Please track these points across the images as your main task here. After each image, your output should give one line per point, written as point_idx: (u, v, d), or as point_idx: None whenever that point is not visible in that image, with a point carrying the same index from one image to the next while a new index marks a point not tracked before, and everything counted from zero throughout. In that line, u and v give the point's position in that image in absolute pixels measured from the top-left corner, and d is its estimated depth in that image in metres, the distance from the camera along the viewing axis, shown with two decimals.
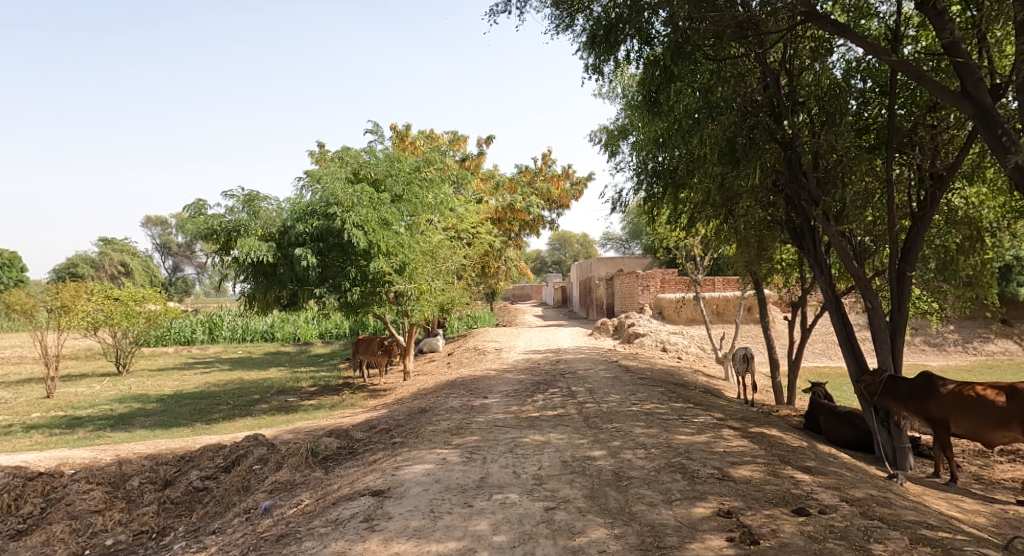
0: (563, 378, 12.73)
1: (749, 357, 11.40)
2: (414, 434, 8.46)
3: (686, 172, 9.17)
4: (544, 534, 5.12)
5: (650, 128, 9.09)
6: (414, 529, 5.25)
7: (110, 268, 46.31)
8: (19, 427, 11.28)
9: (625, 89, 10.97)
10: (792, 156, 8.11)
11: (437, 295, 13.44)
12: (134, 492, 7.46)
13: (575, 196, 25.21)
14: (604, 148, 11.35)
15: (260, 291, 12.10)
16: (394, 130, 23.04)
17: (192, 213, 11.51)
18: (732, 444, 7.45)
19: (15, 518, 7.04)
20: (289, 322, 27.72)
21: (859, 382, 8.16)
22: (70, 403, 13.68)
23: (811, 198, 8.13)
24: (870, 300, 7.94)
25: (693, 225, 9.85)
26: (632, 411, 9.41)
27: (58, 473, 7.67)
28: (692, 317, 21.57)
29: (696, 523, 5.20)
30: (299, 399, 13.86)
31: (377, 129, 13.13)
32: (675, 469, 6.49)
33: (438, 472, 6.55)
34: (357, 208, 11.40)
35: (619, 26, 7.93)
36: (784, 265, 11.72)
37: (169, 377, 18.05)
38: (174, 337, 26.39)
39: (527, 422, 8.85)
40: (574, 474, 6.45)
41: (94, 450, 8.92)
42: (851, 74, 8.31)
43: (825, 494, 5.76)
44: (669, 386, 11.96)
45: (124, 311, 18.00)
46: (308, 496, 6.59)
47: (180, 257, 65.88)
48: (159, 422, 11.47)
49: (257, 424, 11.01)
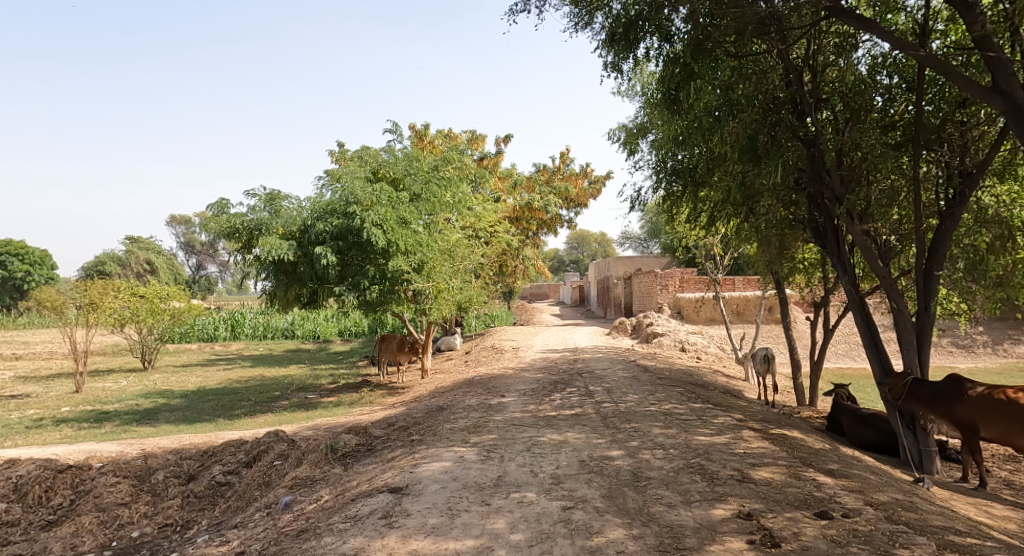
0: (581, 377, 12.69)
1: (770, 357, 11.26)
2: (432, 432, 8.49)
3: (707, 170, 9.05)
4: (562, 533, 5.11)
5: (669, 126, 9.03)
6: (431, 527, 5.27)
7: (137, 266, 47.07)
8: (49, 420, 11.53)
9: (644, 87, 10.93)
10: (816, 153, 7.98)
11: (454, 293, 13.44)
12: (159, 485, 7.58)
13: (593, 195, 25.16)
14: (623, 147, 11.30)
15: (281, 289, 12.21)
16: (412, 129, 23.15)
17: (215, 212, 11.66)
18: (752, 445, 7.37)
19: (45, 509, 7.21)
20: (309, 321, 27.96)
21: (883, 384, 8.02)
22: (98, 398, 13.95)
23: (835, 196, 7.97)
24: (895, 300, 7.82)
25: (712, 223, 9.77)
26: (651, 411, 9.36)
27: (86, 466, 7.82)
28: (712, 318, 21.39)
29: (715, 525, 5.16)
30: (319, 396, 13.98)
31: (396, 128, 13.19)
32: (694, 470, 6.44)
33: (456, 470, 6.57)
34: (376, 206, 11.49)
35: (639, 24, 7.91)
36: (807, 264, 11.51)
37: (192, 373, 18.33)
38: (198, 334, 26.73)
39: (544, 422, 8.83)
40: (591, 474, 6.42)
41: (121, 444, 9.07)
42: (877, 69, 8.19)
43: (848, 497, 5.67)
44: (688, 386, 11.89)
45: (150, 308, 18.23)
46: (328, 492, 6.64)
47: (204, 255, 66.77)
48: (183, 418, 11.65)
49: (278, 421, 11.16)
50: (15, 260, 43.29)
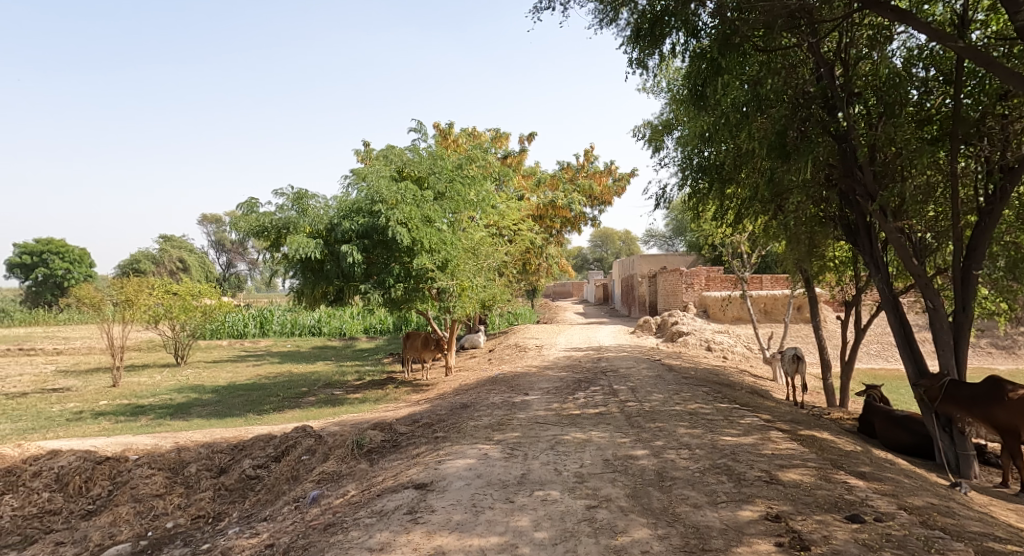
0: (605, 375, 12.63)
1: (799, 357, 11.06)
2: (456, 429, 8.53)
3: (733, 167, 8.90)
4: (586, 532, 5.09)
5: (695, 122, 8.90)
6: (456, 523, 5.29)
7: (170, 264, 48.11)
8: (88, 413, 11.85)
9: (670, 83, 10.81)
10: (848, 149, 7.83)
11: (478, 291, 13.50)
12: (192, 478, 7.75)
13: (618, 192, 25.04)
14: (648, 144, 11.18)
15: (308, 286, 12.35)
16: (437, 128, 23.27)
17: (244, 211, 11.86)
18: (781, 446, 7.27)
19: (85, 499, 7.41)
20: (335, 318, 28.30)
21: (918, 386, 7.84)
22: (134, 392, 14.31)
23: (868, 192, 7.79)
24: (931, 299, 7.65)
25: (740, 221, 9.64)
26: (676, 410, 9.28)
27: (123, 458, 8.03)
28: (739, 317, 21.10)
29: (742, 526, 5.10)
30: (345, 393, 14.13)
31: (421, 128, 13.29)
32: (721, 471, 6.36)
33: (480, 467, 6.59)
34: (401, 205, 11.57)
35: (665, 19, 7.86)
36: (838, 263, 11.30)
37: (223, 368, 18.70)
38: (228, 330, 27.27)
39: (568, 420, 8.81)
40: (615, 473, 6.39)
41: (156, 437, 9.29)
42: (913, 62, 7.98)
43: (881, 501, 5.55)
44: (714, 386, 11.75)
45: (183, 305, 18.59)
46: (354, 487, 6.71)
47: (234, 254, 67.95)
48: (214, 412, 11.89)
49: (305, 416, 11.33)
50: (56, 258, 44.70)
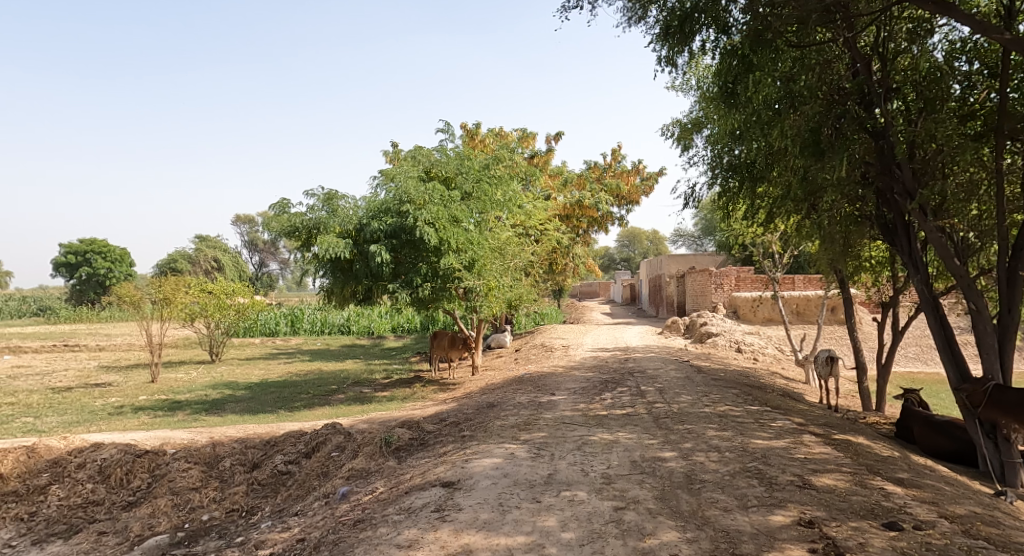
0: (632, 376, 12.52)
1: (834, 360, 10.81)
2: (483, 428, 8.55)
3: (765, 165, 8.75)
4: (613, 533, 5.05)
5: (725, 120, 8.74)
6: (483, 522, 5.30)
7: (205, 263, 49.16)
8: (128, 408, 12.18)
9: (700, 81, 10.67)
10: (886, 146, 7.67)
11: (504, 291, 13.54)
12: (226, 472, 7.90)
13: (646, 192, 24.85)
14: (676, 142, 11.05)
15: (337, 285, 12.48)
16: (464, 128, 23.37)
17: (276, 211, 12.05)
18: (814, 450, 7.12)
19: (126, 490, 7.59)
20: (364, 317, 28.61)
21: (959, 391, 7.59)
22: (171, 388, 14.66)
23: (906, 190, 7.61)
24: (973, 300, 7.43)
25: (771, 220, 9.47)
26: (705, 412, 9.16)
27: (161, 451, 8.23)
28: (770, 318, 20.72)
29: (775, 531, 5.01)
30: (373, 390, 14.28)
31: (448, 128, 13.36)
32: (752, 475, 6.26)
33: (506, 466, 6.59)
34: (429, 205, 11.63)
35: (695, 16, 7.74)
36: (874, 263, 11.02)
37: (255, 365, 19.06)
38: (260, 329, 27.78)
39: (595, 421, 8.75)
40: (643, 475, 6.33)
41: (192, 431, 9.50)
42: (955, 55, 7.76)
43: (921, 509, 5.40)
44: (744, 388, 11.57)
45: (217, 304, 18.96)
46: (383, 484, 6.77)
47: (265, 253, 69.15)
48: (247, 408, 12.10)
49: (335, 413, 11.47)
50: (98, 258, 46.04)
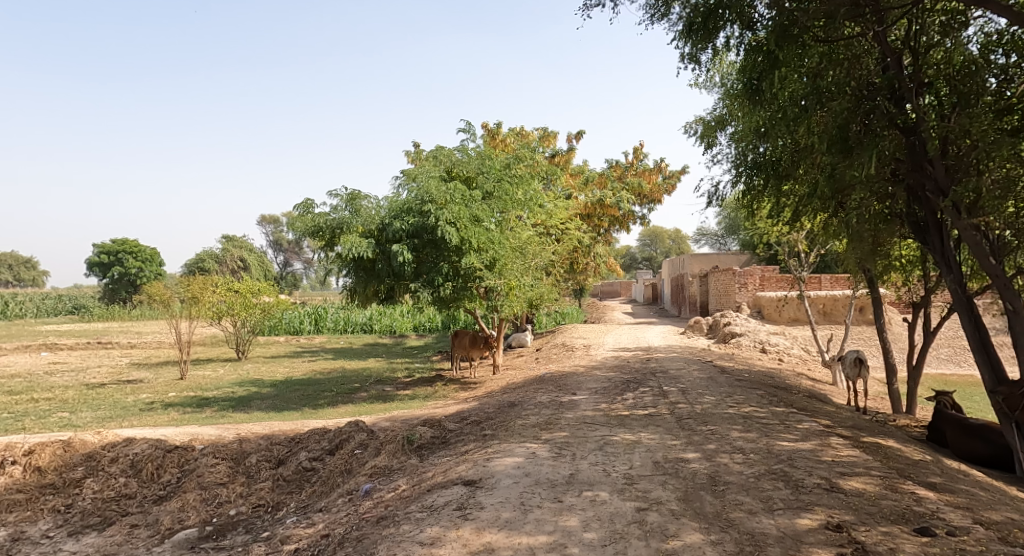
0: (654, 377, 12.41)
1: (862, 361, 10.60)
2: (504, 427, 8.55)
3: (791, 163, 8.60)
4: (636, 534, 5.00)
5: (749, 117, 8.63)
6: (505, 521, 5.29)
7: (232, 263, 49.92)
8: (158, 404, 12.42)
9: (724, 78, 10.53)
10: (917, 142, 7.52)
11: (526, 290, 13.53)
12: (253, 468, 8.00)
13: (668, 190, 24.67)
14: (699, 140, 10.92)
15: (360, 284, 12.56)
16: (485, 128, 23.43)
17: (301, 212, 12.20)
18: (841, 453, 6.98)
19: (156, 485, 7.73)
20: (386, 316, 28.81)
21: (996, 393, 7.44)
22: (199, 385, 14.91)
23: (939, 187, 7.43)
24: (1010, 300, 7.23)
25: (797, 219, 9.32)
26: (729, 413, 9.04)
27: (190, 447, 8.36)
28: (795, 318, 20.42)
29: (801, 535, 4.92)
30: (396, 389, 14.37)
31: (470, 128, 13.41)
32: (777, 477, 6.16)
33: (528, 466, 6.58)
34: (450, 205, 11.67)
35: (719, 12, 7.65)
36: (905, 262, 10.78)
37: (280, 363, 19.30)
38: (285, 327, 28.14)
39: (617, 421, 8.69)
40: (666, 476, 6.27)
41: (220, 428, 9.64)
42: (990, 48, 7.54)
43: (954, 514, 5.26)
44: (769, 389, 11.41)
45: (243, 303, 19.23)
46: (405, 482, 6.79)
47: (290, 253, 70.00)
48: (273, 406, 12.26)
49: (359, 411, 11.57)
50: (130, 258, 46.99)
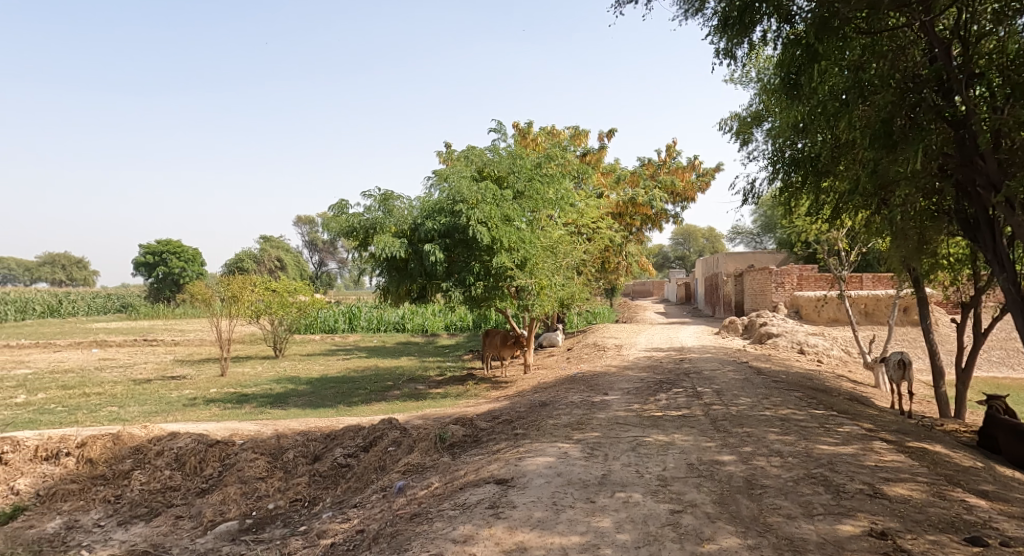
0: (688, 377, 12.22)
1: (906, 363, 10.26)
2: (536, 427, 8.51)
3: (831, 159, 8.32)
4: (670, 537, 4.92)
5: (787, 113, 8.45)
6: (538, 520, 5.25)
7: (269, 263, 50.96)
8: (200, 400, 12.72)
9: (760, 72, 10.29)
10: (966, 136, 7.20)
11: (556, 290, 13.51)
12: (290, 463, 8.13)
13: (701, 188, 24.31)
14: (735, 136, 10.71)
15: (393, 284, 12.65)
16: (517, 127, 23.44)
17: (335, 212, 12.34)
18: (885, 458, 6.76)
19: (199, 478, 7.91)
20: (418, 315, 29.06)
21: None
22: (238, 382, 15.24)
23: (990, 182, 7.07)
24: None
25: (838, 216, 9.04)
26: (766, 415, 8.85)
27: (230, 442, 8.53)
28: (835, 318, 19.92)
29: (843, 542, 4.77)
30: (428, 387, 14.47)
31: (501, 128, 13.40)
32: (817, 481, 5.99)
33: (560, 465, 6.53)
34: (481, 204, 11.67)
35: (755, 6, 7.48)
36: (953, 260, 10.40)
37: (316, 361, 19.62)
38: (321, 326, 28.59)
39: (650, 422, 8.58)
40: (701, 478, 6.15)
41: (258, 423, 9.83)
42: None
43: (1007, 524, 5.04)
44: (808, 391, 11.14)
45: (281, 302, 19.58)
46: (438, 479, 6.81)
47: (325, 253, 71.15)
48: (309, 402, 12.45)
49: (392, 409, 11.68)
50: (173, 258, 48.33)
